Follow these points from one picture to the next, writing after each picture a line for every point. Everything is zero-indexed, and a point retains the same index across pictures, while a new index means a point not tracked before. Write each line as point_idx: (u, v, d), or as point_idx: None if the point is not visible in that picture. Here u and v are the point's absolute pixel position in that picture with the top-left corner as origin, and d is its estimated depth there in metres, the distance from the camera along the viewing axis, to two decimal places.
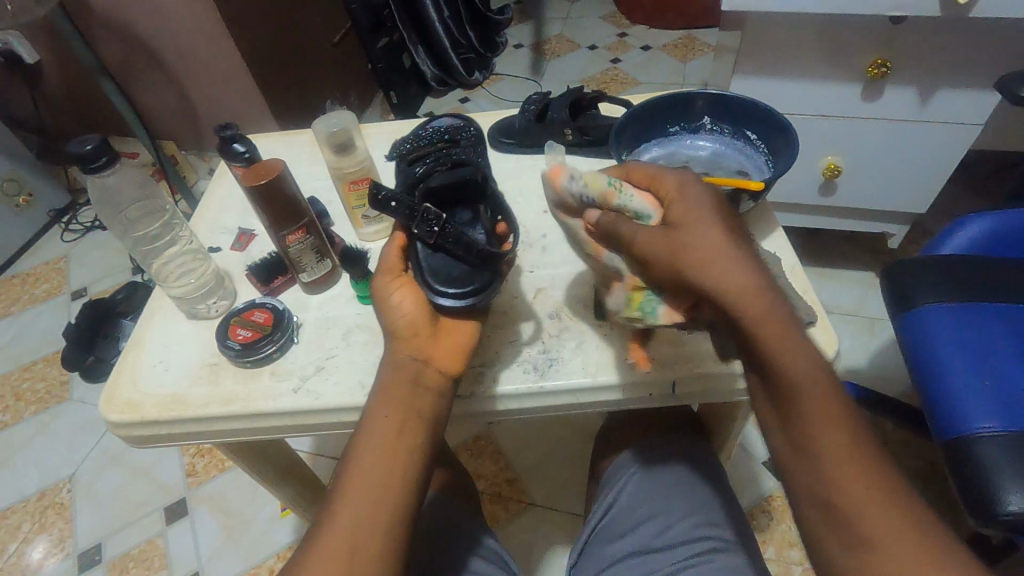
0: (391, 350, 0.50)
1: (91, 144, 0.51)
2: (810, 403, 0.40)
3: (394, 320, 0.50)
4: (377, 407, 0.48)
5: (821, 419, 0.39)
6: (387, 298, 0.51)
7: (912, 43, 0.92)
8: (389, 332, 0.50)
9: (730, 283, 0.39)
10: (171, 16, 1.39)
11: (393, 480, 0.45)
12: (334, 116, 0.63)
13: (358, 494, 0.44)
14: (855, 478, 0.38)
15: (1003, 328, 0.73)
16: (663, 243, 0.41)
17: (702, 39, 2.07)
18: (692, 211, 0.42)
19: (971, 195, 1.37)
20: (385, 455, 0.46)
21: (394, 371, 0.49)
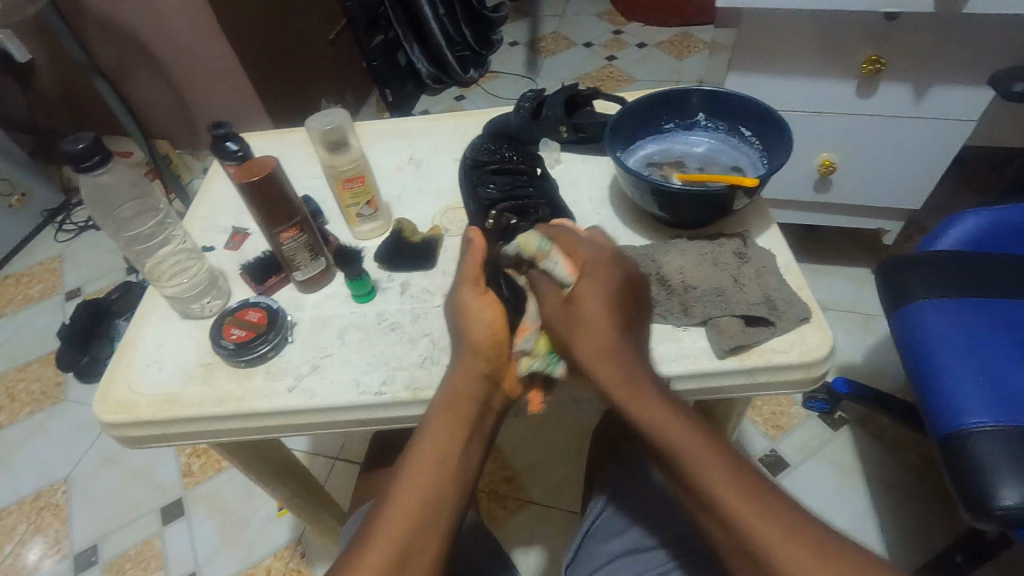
0: (464, 364, 0.50)
1: (82, 143, 0.51)
2: (682, 444, 0.43)
3: (473, 334, 0.51)
4: (442, 420, 0.48)
5: (700, 464, 0.42)
6: (467, 308, 0.52)
7: (905, 40, 0.92)
8: (464, 346, 0.51)
9: (604, 349, 0.47)
10: (164, 14, 1.38)
11: (446, 499, 0.45)
12: (328, 114, 0.63)
13: (408, 511, 0.44)
14: (779, 530, 0.39)
15: (997, 324, 0.73)
16: (561, 314, 0.50)
17: (697, 36, 2.07)
18: (599, 280, 0.50)
19: (965, 191, 1.37)
20: (442, 458, 0.46)
21: (463, 390, 0.49)
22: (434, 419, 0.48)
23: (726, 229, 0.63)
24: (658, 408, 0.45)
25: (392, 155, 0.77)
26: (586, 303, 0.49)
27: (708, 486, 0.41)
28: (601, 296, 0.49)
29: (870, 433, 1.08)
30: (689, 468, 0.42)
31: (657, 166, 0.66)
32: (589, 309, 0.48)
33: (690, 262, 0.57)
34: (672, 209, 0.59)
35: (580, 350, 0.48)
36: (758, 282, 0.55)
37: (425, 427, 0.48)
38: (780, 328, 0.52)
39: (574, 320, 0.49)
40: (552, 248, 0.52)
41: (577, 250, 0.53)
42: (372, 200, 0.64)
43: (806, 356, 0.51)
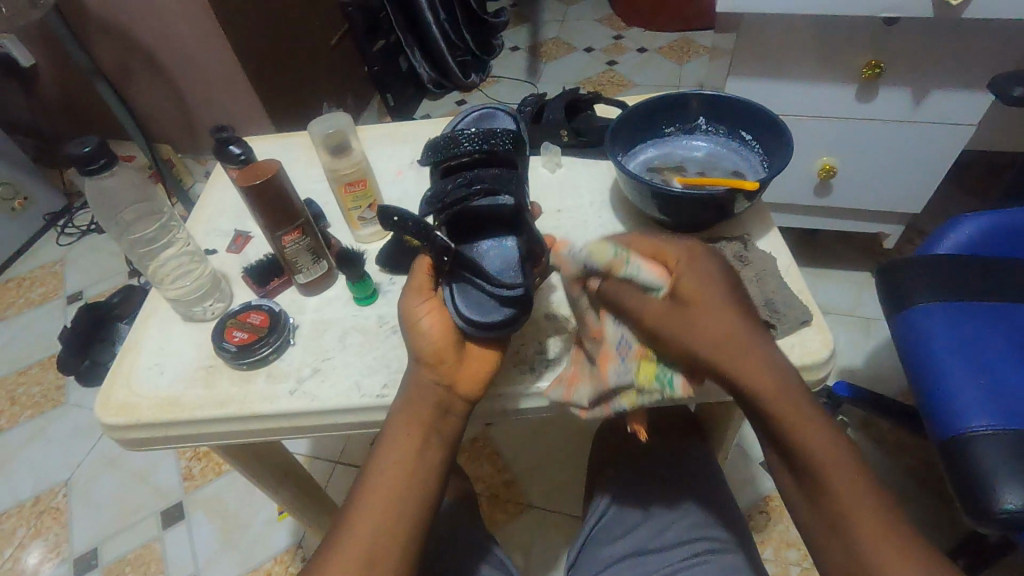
0: (415, 373, 0.49)
1: (89, 146, 0.51)
2: (788, 411, 0.42)
3: (421, 345, 0.49)
4: (401, 426, 0.48)
5: (794, 419, 0.42)
6: (415, 318, 0.50)
7: (905, 45, 0.93)
8: (414, 354, 0.50)
9: (705, 327, 0.43)
10: (167, 19, 1.39)
11: (411, 501, 0.46)
12: (330, 118, 0.64)
13: (370, 519, 0.45)
14: (838, 471, 0.41)
15: (999, 328, 0.74)
16: (673, 319, 0.44)
17: (698, 41, 2.07)
18: (700, 272, 0.45)
19: (966, 195, 1.37)
20: (404, 467, 0.46)
21: (419, 396, 0.48)
22: (395, 429, 0.48)
23: (726, 232, 0.63)
24: (766, 362, 0.43)
25: (393, 158, 0.78)
26: (694, 300, 0.44)
27: (788, 433, 0.42)
28: (711, 288, 0.45)
29: (871, 437, 1.08)
30: (784, 416, 0.42)
31: (658, 170, 0.66)
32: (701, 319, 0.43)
33: None
34: (673, 213, 0.59)
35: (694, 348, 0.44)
36: (759, 285, 0.55)
37: (384, 434, 0.48)
38: (781, 331, 0.53)
39: (683, 313, 0.44)
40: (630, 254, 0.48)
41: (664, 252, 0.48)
42: (374, 203, 0.65)
43: (807, 359, 0.51)
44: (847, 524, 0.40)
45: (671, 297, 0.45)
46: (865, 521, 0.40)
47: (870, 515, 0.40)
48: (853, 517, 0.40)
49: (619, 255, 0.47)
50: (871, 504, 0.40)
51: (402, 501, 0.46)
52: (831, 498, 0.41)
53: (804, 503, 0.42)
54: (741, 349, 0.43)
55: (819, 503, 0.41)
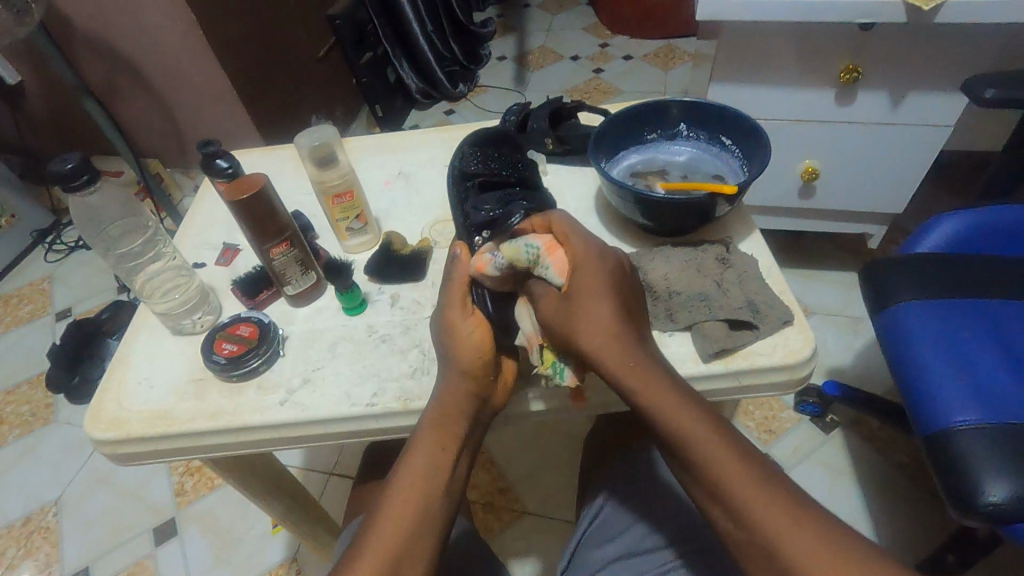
0: (452, 385, 0.50)
1: (71, 163, 0.51)
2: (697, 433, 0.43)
3: (462, 356, 0.50)
4: (428, 437, 0.48)
5: (658, 394, 0.45)
6: (457, 330, 0.51)
7: (881, 49, 0.95)
8: (454, 365, 0.50)
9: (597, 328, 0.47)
10: (154, 35, 1.40)
11: (439, 508, 0.46)
12: (316, 131, 0.64)
13: (397, 527, 0.45)
14: (729, 461, 0.42)
15: (979, 324, 0.75)
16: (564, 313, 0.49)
17: (682, 48, 2.10)
18: (587, 265, 0.50)
19: (947, 194, 1.40)
20: (434, 479, 0.47)
21: (453, 408, 0.49)
22: (426, 439, 0.48)
23: (709, 235, 0.64)
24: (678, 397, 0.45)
25: (380, 169, 0.78)
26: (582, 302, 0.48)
27: (671, 417, 0.44)
28: (593, 270, 0.49)
29: (861, 435, 1.09)
30: (649, 393, 0.45)
31: (640, 176, 0.67)
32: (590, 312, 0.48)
33: (674, 268, 0.58)
34: (656, 218, 0.60)
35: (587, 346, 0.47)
36: (741, 287, 0.56)
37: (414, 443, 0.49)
38: (763, 331, 0.54)
39: (570, 309, 0.48)
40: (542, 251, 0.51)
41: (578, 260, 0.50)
42: (361, 214, 0.65)
43: (789, 358, 0.52)
44: (758, 529, 0.39)
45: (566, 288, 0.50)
46: (773, 517, 0.39)
47: (767, 509, 0.40)
48: (758, 519, 0.39)
49: (532, 257, 0.51)
50: (767, 493, 0.40)
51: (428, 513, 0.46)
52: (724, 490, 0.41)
53: (716, 510, 0.42)
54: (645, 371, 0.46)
55: (729, 512, 0.41)
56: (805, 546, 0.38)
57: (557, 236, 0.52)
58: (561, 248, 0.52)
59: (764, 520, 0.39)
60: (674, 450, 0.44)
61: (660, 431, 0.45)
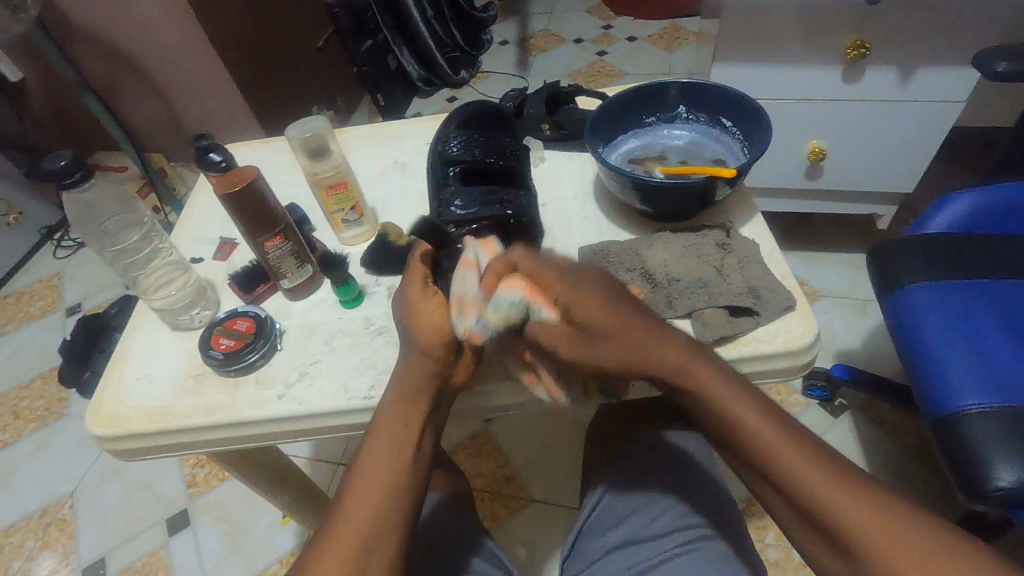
0: (412, 365, 0.50)
1: (63, 160, 0.51)
2: (753, 423, 0.43)
3: (424, 337, 0.50)
4: (392, 413, 0.49)
5: (714, 390, 0.44)
6: (420, 311, 0.50)
7: (889, 24, 0.92)
8: (415, 345, 0.50)
9: (615, 337, 0.46)
10: (151, 28, 1.39)
11: (402, 484, 0.46)
12: (307, 122, 0.63)
13: (365, 500, 0.45)
14: (786, 444, 0.42)
15: (990, 306, 0.73)
16: (576, 343, 0.47)
17: (686, 28, 2.06)
18: (582, 290, 0.47)
19: (960, 172, 1.36)
20: (397, 452, 0.48)
21: (410, 382, 0.50)
22: (389, 415, 0.49)
23: (709, 220, 0.63)
24: (722, 383, 0.45)
25: (375, 160, 0.77)
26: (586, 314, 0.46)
27: (723, 410, 0.44)
28: (593, 296, 0.46)
29: (869, 419, 1.08)
30: (705, 393, 0.45)
31: (639, 161, 0.66)
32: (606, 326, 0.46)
33: (673, 255, 0.57)
34: (654, 203, 0.59)
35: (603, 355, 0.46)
36: (741, 272, 0.55)
37: (376, 419, 0.49)
38: (764, 317, 0.52)
39: (587, 338, 0.46)
40: (530, 300, 0.47)
41: (568, 298, 0.46)
42: (357, 206, 0.64)
43: (792, 344, 0.51)
44: (829, 521, 0.39)
45: (568, 322, 0.47)
46: (834, 493, 0.39)
47: (827, 490, 0.40)
48: (825, 510, 0.39)
49: (522, 311, 0.47)
50: (827, 475, 0.40)
51: (392, 486, 0.46)
52: (781, 473, 0.41)
53: (778, 498, 0.42)
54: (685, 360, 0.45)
55: (783, 493, 0.41)
56: (872, 531, 0.38)
57: (527, 275, 0.48)
58: (540, 287, 0.48)
59: (826, 498, 0.39)
60: (723, 437, 0.45)
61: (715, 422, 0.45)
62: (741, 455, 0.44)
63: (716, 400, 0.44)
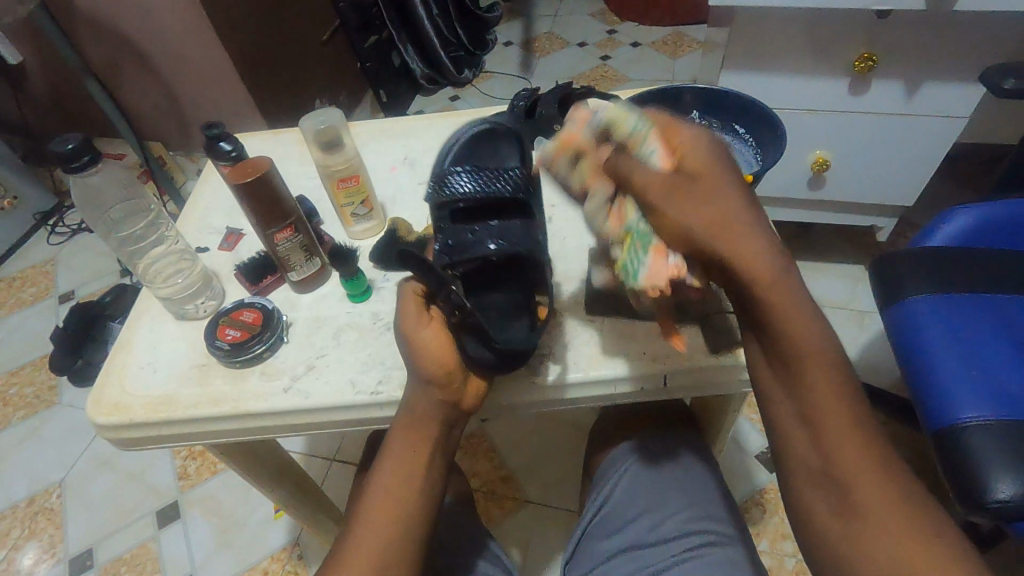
0: (419, 390, 0.48)
1: (72, 143, 0.50)
2: (827, 400, 0.41)
3: (426, 368, 0.47)
4: (402, 441, 0.48)
5: (803, 341, 0.42)
6: (418, 338, 0.48)
7: (897, 38, 0.93)
8: (421, 374, 0.48)
9: (706, 208, 0.42)
10: (155, 14, 1.37)
11: (411, 514, 0.46)
12: (321, 114, 0.63)
13: (378, 529, 0.45)
14: (841, 407, 0.41)
15: (989, 320, 0.74)
16: (671, 197, 0.42)
17: (691, 35, 2.07)
18: (702, 156, 0.42)
19: (960, 189, 1.38)
20: (402, 482, 0.47)
21: (420, 416, 0.48)
22: (396, 442, 0.48)
23: None
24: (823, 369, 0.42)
25: (386, 155, 0.77)
26: (696, 179, 0.42)
27: (792, 328, 0.42)
28: (715, 178, 0.42)
29: None
30: (771, 299, 0.41)
31: None
32: (704, 197, 0.41)
33: None
34: None
35: (691, 225, 0.41)
36: None
37: (386, 448, 0.48)
38: None
39: (683, 197, 0.42)
40: (650, 134, 0.43)
41: (687, 150, 0.42)
42: (367, 200, 0.64)
43: None
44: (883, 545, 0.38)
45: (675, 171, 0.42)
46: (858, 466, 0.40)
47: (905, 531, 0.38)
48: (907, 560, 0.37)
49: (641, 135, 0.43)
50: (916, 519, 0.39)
51: (396, 517, 0.46)
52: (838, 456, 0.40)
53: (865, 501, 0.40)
54: (774, 291, 0.41)
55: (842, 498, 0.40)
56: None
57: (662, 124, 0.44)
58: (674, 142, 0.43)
59: (842, 459, 0.40)
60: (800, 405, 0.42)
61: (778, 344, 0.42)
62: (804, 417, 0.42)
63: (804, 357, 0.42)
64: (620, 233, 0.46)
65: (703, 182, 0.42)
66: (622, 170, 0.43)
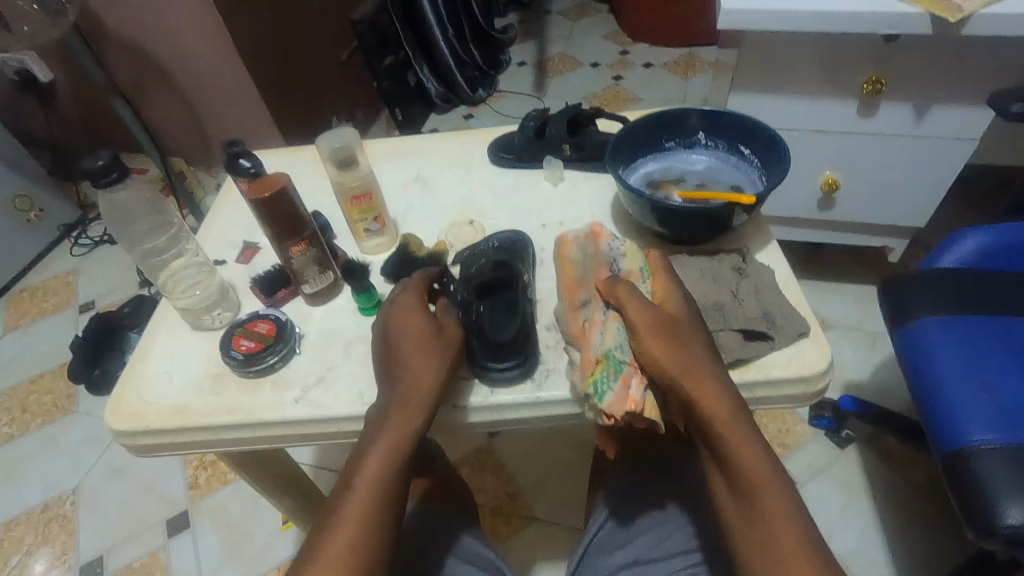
0: (418, 364, 0.51)
1: (103, 160, 0.52)
2: (778, 527, 0.44)
3: (423, 339, 0.52)
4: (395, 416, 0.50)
5: (756, 473, 0.46)
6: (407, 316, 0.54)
7: (905, 61, 0.94)
8: (418, 347, 0.52)
9: (680, 355, 0.48)
10: (181, 35, 1.43)
11: (391, 496, 0.48)
12: (337, 133, 0.66)
13: (362, 510, 0.47)
14: (743, 440, 0.46)
15: (999, 342, 0.73)
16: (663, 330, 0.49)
17: (702, 57, 2.10)
18: (684, 303, 0.52)
19: (974, 210, 1.37)
20: (389, 463, 0.49)
21: (417, 395, 0.50)
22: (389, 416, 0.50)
23: (726, 244, 0.64)
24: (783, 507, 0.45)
25: (399, 172, 0.79)
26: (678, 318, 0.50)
27: (748, 467, 0.46)
28: (692, 329, 0.50)
29: (877, 453, 1.07)
30: (728, 435, 0.47)
31: (658, 183, 0.67)
32: (684, 340, 0.49)
33: (689, 278, 0.58)
34: (672, 224, 0.60)
35: (668, 364, 0.47)
36: (757, 297, 0.56)
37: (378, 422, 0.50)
38: (779, 342, 0.53)
39: (671, 333, 0.49)
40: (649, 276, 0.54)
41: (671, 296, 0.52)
42: (380, 216, 0.66)
43: (805, 371, 0.52)
44: None
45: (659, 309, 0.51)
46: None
47: None
48: None
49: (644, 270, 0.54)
50: None
51: (378, 498, 0.47)
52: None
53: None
54: (736, 434, 0.47)
55: None
56: None
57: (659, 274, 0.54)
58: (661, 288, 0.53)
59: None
60: (749, 531, 0.45)
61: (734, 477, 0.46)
62: (758, 541, 0.44)
63: (760, 491, 0.45)
64: (593, 359, 0.50)
65: (683, 324, 0.50)
66: (622, 292, 0.50)
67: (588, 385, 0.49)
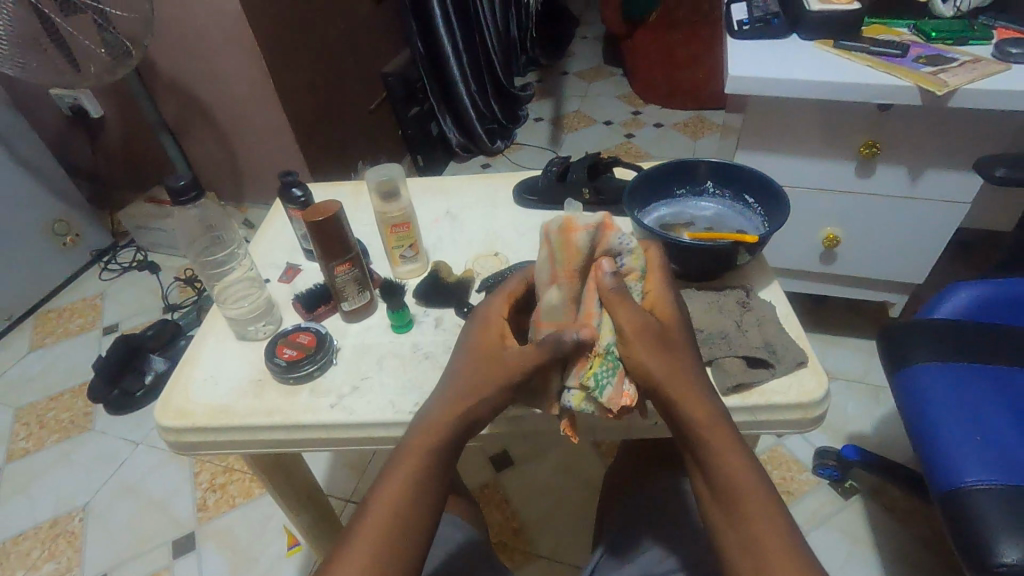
0: (473, 382, 0.52)
1: (184, 180, 0.60)
2: (760, 521, 0.45)
3: (491, 356, 0.53)
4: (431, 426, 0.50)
5: (738, 469, 0.47)
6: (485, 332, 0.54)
7: (897, 128, 1.01)
8: (477, 364, 0.53)
9: (664, 355, 0.51)
10: (228, 81, 1.55)
11: (418, 507, 0.47)
12: (385, 168, 0.73)
13: (386, 516, 0.46)
14: (729, 444, 0.47)
15: (991, 389, 0.77)
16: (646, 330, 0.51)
17: (710, 119, 2.22)
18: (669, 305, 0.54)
19: (971, 271, 1.42)
20: (416, 471, 0.49)
21: (466, 411, 0.51)
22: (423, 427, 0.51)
23: (731, 282, 0.69)
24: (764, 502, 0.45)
25: (431, 208, 0.86)
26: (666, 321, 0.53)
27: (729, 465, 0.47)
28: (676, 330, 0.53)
29: (881, 503, 1.08)
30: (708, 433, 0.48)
31: (670, 225, 0.73)
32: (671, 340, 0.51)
33: (696, 309, 0.63)
34: (682, 260, 0.65)
35: (650, 362, 0.50)
36: (759, 329, 0.61)
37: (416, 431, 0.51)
38: (779, 369, 0.58)
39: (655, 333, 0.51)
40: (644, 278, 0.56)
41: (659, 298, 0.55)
42: (414, 244, 0.72)
43: (803, 397, 0.56)
44: None
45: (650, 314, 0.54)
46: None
47: None
48: None
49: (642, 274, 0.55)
50: None
51: (405, 507, 0.47)
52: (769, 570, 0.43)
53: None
54: (715, 432, 0.48)
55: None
56: None
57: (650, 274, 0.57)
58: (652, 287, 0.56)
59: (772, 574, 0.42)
60: (730, 529, 0.45)
61: (716, 478, 0.47)
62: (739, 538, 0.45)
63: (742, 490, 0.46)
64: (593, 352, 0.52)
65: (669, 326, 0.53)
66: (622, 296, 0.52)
67: (589, 378, 0.52)
